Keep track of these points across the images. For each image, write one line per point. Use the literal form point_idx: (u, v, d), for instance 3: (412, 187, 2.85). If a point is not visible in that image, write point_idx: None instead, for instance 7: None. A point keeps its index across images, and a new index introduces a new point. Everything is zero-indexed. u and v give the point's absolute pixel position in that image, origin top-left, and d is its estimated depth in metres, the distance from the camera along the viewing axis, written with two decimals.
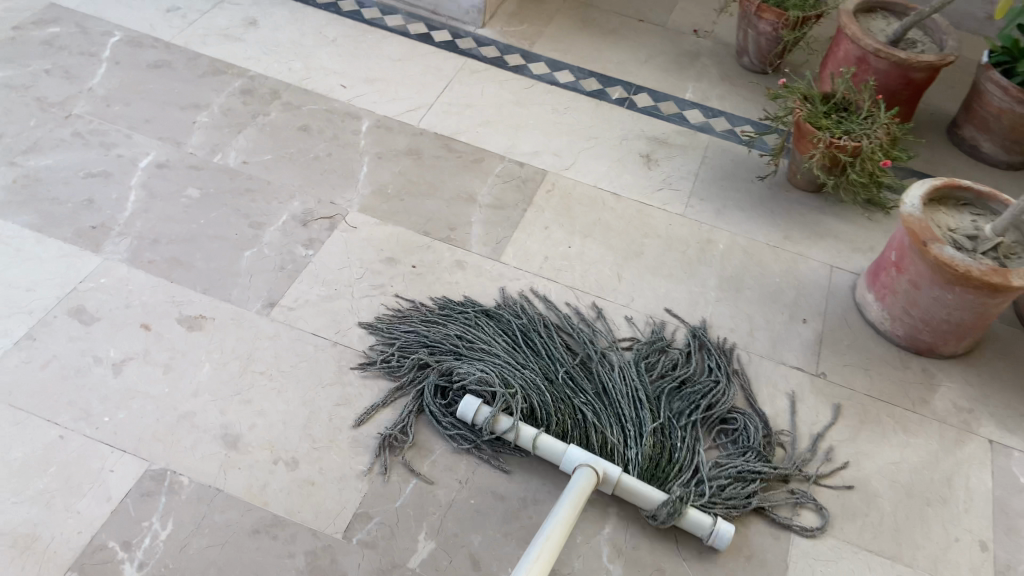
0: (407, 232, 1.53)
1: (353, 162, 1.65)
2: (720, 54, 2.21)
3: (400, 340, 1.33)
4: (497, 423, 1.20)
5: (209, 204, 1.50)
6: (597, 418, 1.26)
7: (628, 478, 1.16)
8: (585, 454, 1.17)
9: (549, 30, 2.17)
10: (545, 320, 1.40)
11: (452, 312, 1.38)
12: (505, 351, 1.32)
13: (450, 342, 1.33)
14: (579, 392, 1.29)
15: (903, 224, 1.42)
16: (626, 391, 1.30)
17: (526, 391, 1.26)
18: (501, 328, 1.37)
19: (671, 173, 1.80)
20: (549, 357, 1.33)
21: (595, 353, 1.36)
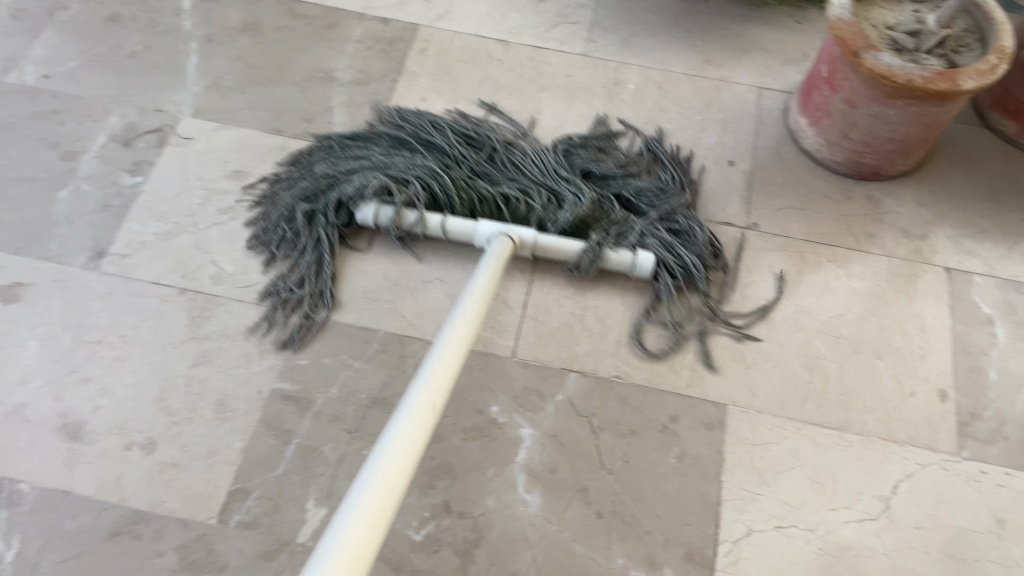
0: (254, 133, 1.29)
1: (178, 53, 1.36)
2: None
3: (281, 175, 1.23)
4: (402, 219, 1.16)
5: (7, 140, 1.24)
6: (508, 194, 1.20)
7: (545, 238, 1.14)
8: (496, 226, 1.13)
9: None
10: (453, 119, 1.30)
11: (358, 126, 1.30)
12: (409, 149, 1.24)
13: (353, 142, 1.25)
14: (486, 175, 1.22)
15: (830, 33, 1.17)
16: (539, 169, 1.23)
17: (429, 176, 1.19)
18: (384, 138, 1.25)
19: (566, 3, 1.52)
20: (455, 148, 1.25)
21: (501, 142, 1.27)
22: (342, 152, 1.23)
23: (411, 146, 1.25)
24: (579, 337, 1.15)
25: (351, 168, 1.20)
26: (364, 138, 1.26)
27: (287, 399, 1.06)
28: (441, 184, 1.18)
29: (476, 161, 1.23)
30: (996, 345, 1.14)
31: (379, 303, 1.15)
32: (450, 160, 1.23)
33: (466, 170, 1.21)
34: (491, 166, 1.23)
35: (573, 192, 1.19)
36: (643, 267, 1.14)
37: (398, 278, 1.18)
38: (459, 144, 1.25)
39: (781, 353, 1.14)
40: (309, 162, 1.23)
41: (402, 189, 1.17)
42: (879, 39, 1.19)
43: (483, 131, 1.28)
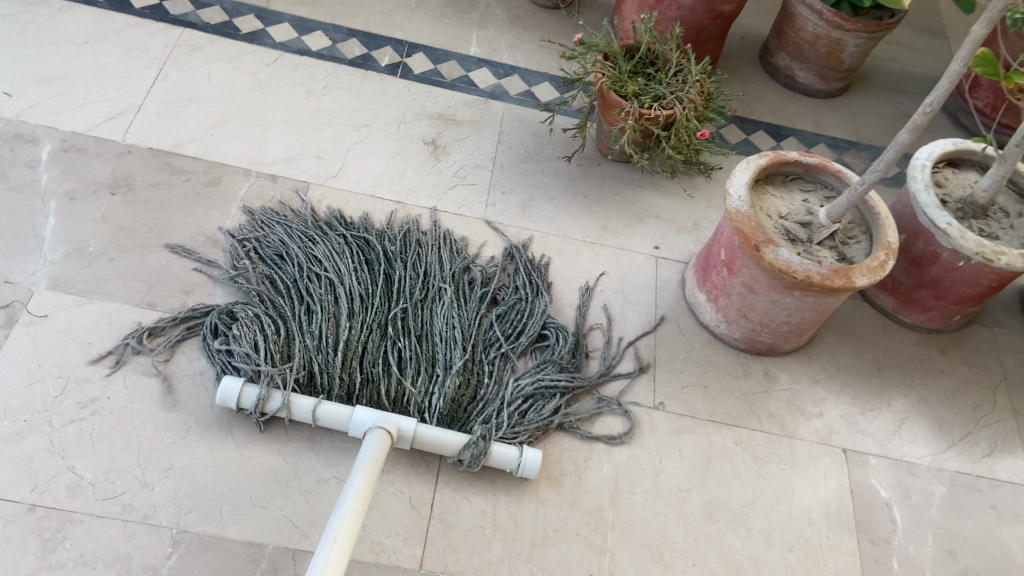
0: (124, 307, 1.15)
1: (34, 213, 1.21)
2: None
3: (264, 241, 1.25)
4: (268, 403, 1.06)
5: None
6: (401, 367, 1.15)
7: (424, 432, 1.06)
8: (374, 416, 1.05)
9: None
10: (389, 250, 1.28)
11: (327, 230, 1.28)
12: (320, 296, 1.19)
13: (289, 267, 1.23)
14: (385, 338, 1.18)
15: (731, 223, 1.21)
16: (437, 337, 1.20)
17: (312, 354, 1.13)
18: (360, 261, 1.25)
19: (464, 162, 1.48)
20: (367, 297, 1.22)
21: (422, 286, 1.26)
22: (261, 285, 1.19)
23: (373, 274, 1.25)
24: (491, 541, 1.06)
25: (303, 293, 1.20)
26: (291, 271, 1.22)
27: None
28: (321, 367, 1.12)
29: (382, 314, 1.20)
30: (895, 531, 1.17)
31: (267, 511, 1.02)
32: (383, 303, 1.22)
33: (363, 338, 1.16)
34: (395, 324, 1.19)
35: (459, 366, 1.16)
36: (529, 467, 1.08)
37: (289, 479, 1.05)
38: (369, 299, 1.22)
39: (698, 549, 1.11)
40: (300, 247, 1.25)
41: (277, 365, 1.10)
42: (774, 229, 1.24)
43: (410, 271, 1.26)
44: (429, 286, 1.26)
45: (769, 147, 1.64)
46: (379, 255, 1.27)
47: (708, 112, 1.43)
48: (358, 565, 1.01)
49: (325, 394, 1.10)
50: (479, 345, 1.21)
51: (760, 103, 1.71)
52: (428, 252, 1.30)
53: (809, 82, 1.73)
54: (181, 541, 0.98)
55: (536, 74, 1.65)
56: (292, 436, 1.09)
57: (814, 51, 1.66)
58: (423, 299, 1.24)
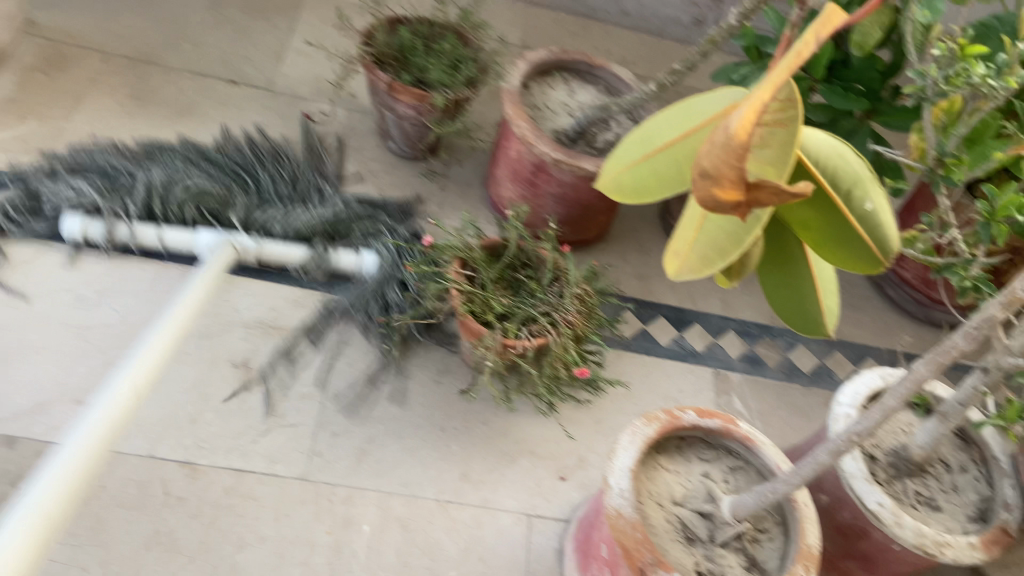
0: None
1: None
2: (359, 132, 1.48)
3: (84, 165, 1.25)
4: (111, 232, 1.19)
5: None
6: (245, 220, 1.26)
7: (267, 246, 1.23)
8: (216, 236, 1.20)
9: (73, 123, 1.32)
10: (243, 162, 1.34)
11: (173, 155, 1.30)
12: (178, 162, 1.29)
13: (126, 176, 1.25)
14: (241, 194, 1.29)
15: (609, 529, 0.90)
16: (293, 198, 1.32)
17: (152, 190, 1.23)
18: (219, 168, 1.31)
19: (281, 392, 1.16)
20: (224, 166, 1.32)
21: (285, 166, 1.35)
22: (124, 151, 1.29)
23: (230, 177, 1.31)
24: None
25: (144, 168, 1.27)
26: (152, 142, 1.32)
27: None
28: (157, 201, 1.23)
29: (238, 180, 1.31)
30: None
31: None
32: (242, 189, 1.30)
33: (217, 186, 1.26)
34: (250, 185, 1.31)
35: (304, 222, 1.27)
36: (367, 265, 1.28)
37: None
38: (222, 174, 1.31)
39: None
40: (154, 163, 1.28)
41: (115, 202, 1.21)
42: (667, 523, 0.95)
43: (276, 154, 1.37)
44: (293, 163, 1.36)
45: (669, 339, 1.38)
46: (235, 165, 1.33)
47: (590, 334, 1.15)
48: None
49: (163, 222, 1.23)
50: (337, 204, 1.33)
51: (658, 278, 1.46)
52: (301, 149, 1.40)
53: None
54: None
55: None
56: None
57: None
58: (292, 171, 1.35)
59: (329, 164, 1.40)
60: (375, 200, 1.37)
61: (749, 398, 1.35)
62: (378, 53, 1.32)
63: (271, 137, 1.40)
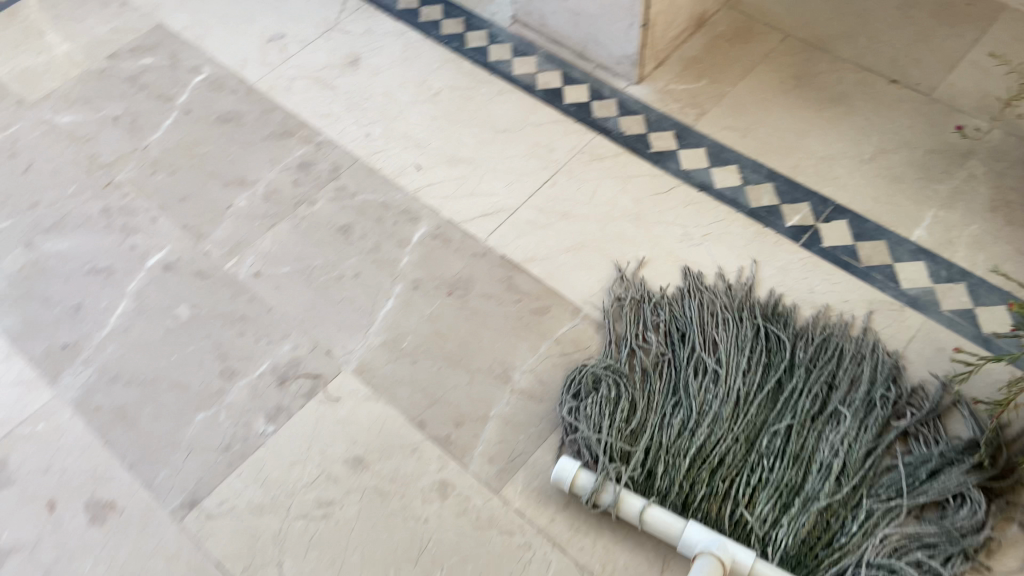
0: (397, 418, 1.19)
1: (379, 293, 1.32)
2: (1010, 156, 1.35)
3: (661, 328, 1.22)
4: (599, 496, 1.05)
5: (191, 334, 1.30)
6: (753, 483, 1.06)
7: (763, 567, 0.97)
8: (708, 536, 0.99)
9: (735, 90, 1.51)
10: (795, 360, 1.16)
11: (728, 317, 1.21)
12: (702, 390, 1.14)
13: (672, 371, 1.17)
14: (753, 448, 1.09)
15: None
16: (813, 465, 1.06)
17: (660, 455, 1.08)
18: (750, 368, 1.15)
19: None
20: (747, 401, 1.12)
21: (812, 405, 1.11)
22: (648, 369, 1.17)
23: (755, 395, 1.13)
24: None
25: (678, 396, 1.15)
26: (678, 367, 1.17)
27: None
28: (664, 459, 1.08)
29: (758, 426, 1.10)
30: None
31: None
32: (767, 412, 1.12)
33: (727, 436, 1.09)
34: (768, 431, 1.10)
35: (824, 500, 1.03)
36: None
37: None
38: (749, 378, 1.14)
39: None
40: (684, 366, 1.17)
41: (619, 462, 1.07)
42: None
43: (811, 388, 1.13)
44: (825, 403, 1.12)
45: None
46: (774, 377, 1.14)
47: None
48: None
49: (660, 494, 1.06)
50: (863, 481, 1.05)
51: None
52: (845, 367, 1.14)
53: None
54: None
55: (993, 290, 1.22)
56: None
57: None
58: (820, 418, 1.11)
59: (868, 390, 1.13)
60: (909, 468, 1.06)
61: None
62: None
63: (815, 339, 1.18)
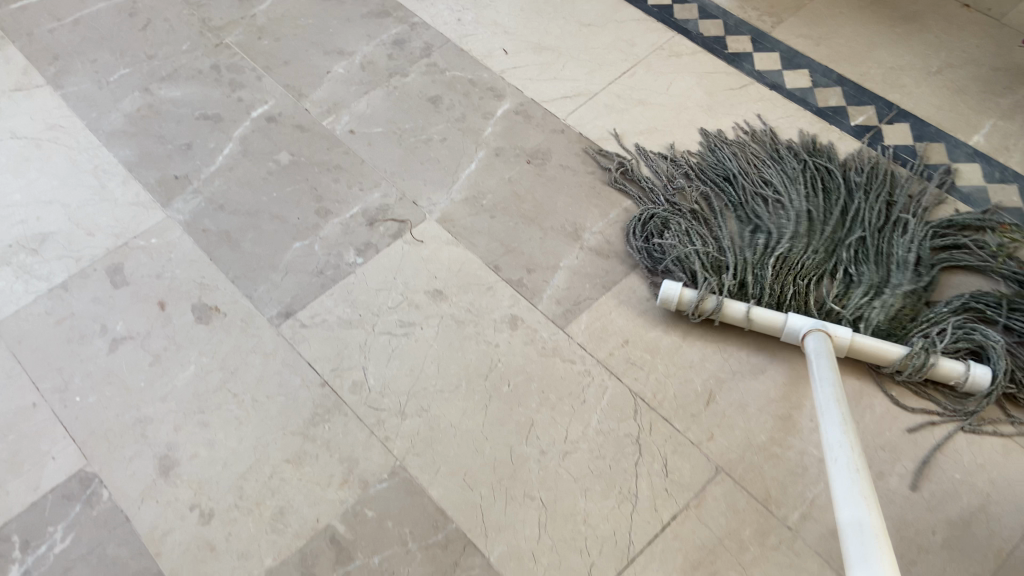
0: (475, 260, 1.30)
1: (464, 155, 1.43)
2: None
3: (712, 167, 1.36)
4: (704, 304, 1.17)
5: (290, 176, 1.42)
6: (835, 273, 1.21)
7: (862, 339, 1.12)
8: (809, 321, 1.13)
9: (811, 5, 1.59)
10: (853, 181, 1.32)
11: (783, 162, 1.35)
12: (768, 217, 1.27)
13: (736, 195, 1.32)
14: (829, 255, 1.23)
15: None
16: (883, 261, 1.22)
17: (747, 265, 1.22)
18: (813, 189, 1.31)
19: None
20: (814, 220, 1.27)
21: (874, 216, 1.27)
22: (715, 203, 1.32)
23: (825, 206, 1.29)
24: None
25: (748, 214, 1.29)
26: (741, 206, 1.30)
27: (332, 542, 1.05)
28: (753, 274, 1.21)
29: (829, 238, 1.25)
30: None
31: (469, 491, 1.09)
32: (835, 223, 1.27)
33: (804, 234, 1.25)
34: (836, 243, 1.25)
35: (896, 283, 1.19)
36: (979, 379, 1.10)
37: (504, 476, 1.10)
38: (814, 196, 1.30)
39: None
40: (751, 183, 1.32)
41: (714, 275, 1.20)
42: None
43: (870, 204, 1.28)
44: (876, 246, 1.24)
45: None
46: (836, 196, 1.30)
47: None
48: None
49: (756, 298, 1.19)
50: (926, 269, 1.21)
51: None
52: (888, 204, 1.29)
53: None
54: (395, 475, 1.10)
55: None
56: (531, 440, 1.12)
57: None
58: (881, 226, 1.26)
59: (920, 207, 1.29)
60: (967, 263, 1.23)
61: None
62: None
63: (862, 168, 1.34)
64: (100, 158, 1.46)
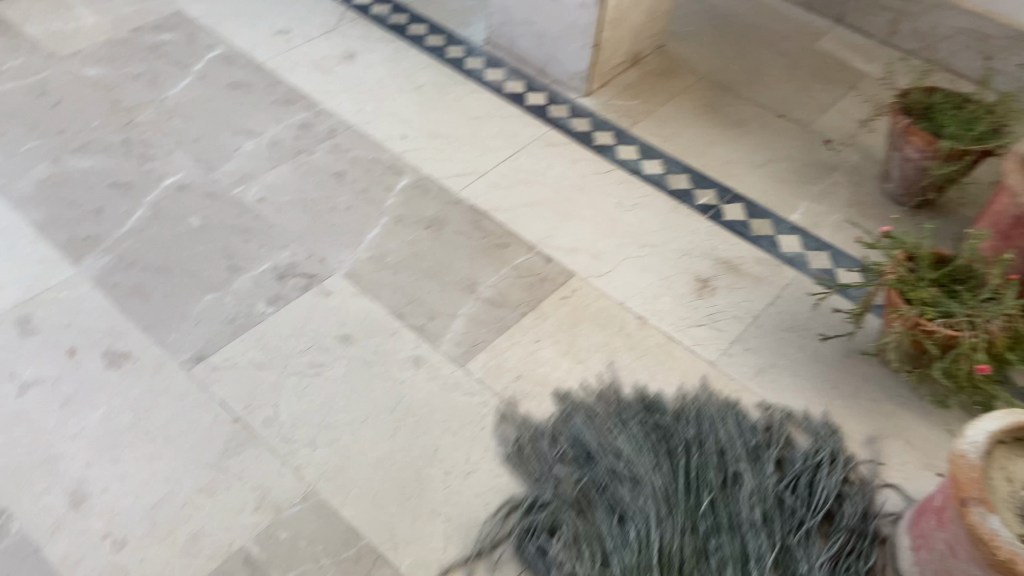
0: (380, 310, 1.43)
1: (367, 221, 1.58)
2: (866, 172, 1.76)
3: (556, 440, 1.25)
4: None
5: (202, 237, 1.51)
6: (716, 549, 1.13)
7: None
8: None
9: (661, 110, 1.90)
10: (688, 436, 1.25)
11: (620, 423, 1.27)
12: (624, 495, 1.17)
13: (596, 468, 1.21)
14: (699, 531, 1.15)
15: (949, 465, 1.02)
16: (743, 525, 1.15)
17: (632, 557, 1.11)
18: (656, 448, 1.23)
19: (721, 310, 1.50)
20: (672, 489, 1.19)
21: (720, 472, 1.21)
22: (570, 477, 1.20)
23: (674, 469, 1.21)
24: None
25: (604, 482, 1.19)
26: (599, 476, 1.20)
27: (247, 562, 1.10)
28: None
29: (687, 510, 1.17)
30: None
31: (379, 510, 1.17)
32: (688, 488, 1.20)
33: (666, 505, 1.16)
34: (694, 513, 1.17)
35: (769, 550, 1.13)
36: None
37: (411, 495, 1.19)
38: (660, 458, 1.22)
39: None
40: (600, 449, 1.22)
41: None
42: (1012, 495, 1.02)
43: (716, 460, 1.22)
44: (734, 503, 1.18)
45: None
46: (684, 455, 1.23)
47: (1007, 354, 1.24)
48: None
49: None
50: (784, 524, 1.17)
51: None
52: (727, 450, 1.24)
53: None
54: (308, 498, 1.17)
55: (847, 258, 1.59)
56: (436, 462, 1.23)
57: None
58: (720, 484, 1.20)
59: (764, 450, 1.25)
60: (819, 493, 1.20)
61: None
62: (906, 105, 1.61)
63: (692, 421, 1.28)
64: (7, 221, 1.50)
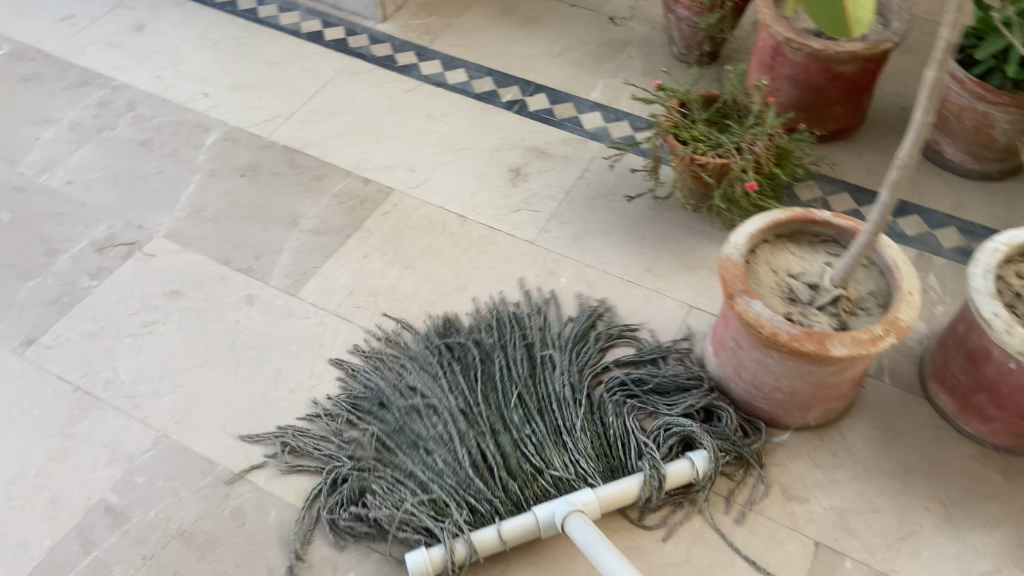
0: (206, 261, 1.45)
1: (181, 182, 1.59)
2: (655, 42, 1.86)
3: (359, 395, 1.24)
4: (457, 545, 1.06)
5: (13, 229, 1.50)
6: (534, 435, 1.16)
7: (603, 490, 1.07)
8: (550, 507, 1.06)
9: (458, 21, 1.95)
10: (487, 343, 1.27)
11: (418, 355, 1.27)
12: (437, 420, 1.17)
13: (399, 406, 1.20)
14: (517, 426, 1.16)
15: (719, 269, 1.13)
16: (558, 406, 1.19)
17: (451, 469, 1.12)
18: (461, 364, 1.25)
19: (536, 192, 1.57)
20: (482, 396, 1.20)
21: (528, 367, 1.24)
22: (381, 423, 1.19)
23: (482, 377, 1.23)
24: None
25: (414, 417, 1.18)
26: (404, 410, 1.19)
27: (107, 511, 1.14)
28: (472, 488, 1.10)
29: (502, 411, 1.18)
30: None
31: (230, 437, 1.22)
32: (501, 389, 1.21)
33: (480, 408, 1.18)
34: (512, 411, 1.18)
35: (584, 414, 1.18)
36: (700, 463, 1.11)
37: (259, 417, 1.24)
38: (467, 375, 1.23)
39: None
40: (405, 389, 1.22)
41: (438, 508, 1.09)
42: (775, 283, 1.13)
43: (514, 357, 1.25)
44: (546, 390, 1.21)
45: None
46: (489, 362, 1.25)
47: (772, 170, 1.36)
48: (280, 503, 1.15)
49: (494, 514, 1.09)
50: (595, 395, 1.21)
51: (889, 175, 1.56)
52: (526, 345, 1.27)
53: (959, 160, 1.53)
54: (159, 443, 1.21)
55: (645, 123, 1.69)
56: (279, 383, 1.28)
57: (960, 125, 1.47)
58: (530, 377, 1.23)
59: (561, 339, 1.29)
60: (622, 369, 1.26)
61: (948, 280, 1.37)
62: None
63: (492, 328, 1.30)
64: None
